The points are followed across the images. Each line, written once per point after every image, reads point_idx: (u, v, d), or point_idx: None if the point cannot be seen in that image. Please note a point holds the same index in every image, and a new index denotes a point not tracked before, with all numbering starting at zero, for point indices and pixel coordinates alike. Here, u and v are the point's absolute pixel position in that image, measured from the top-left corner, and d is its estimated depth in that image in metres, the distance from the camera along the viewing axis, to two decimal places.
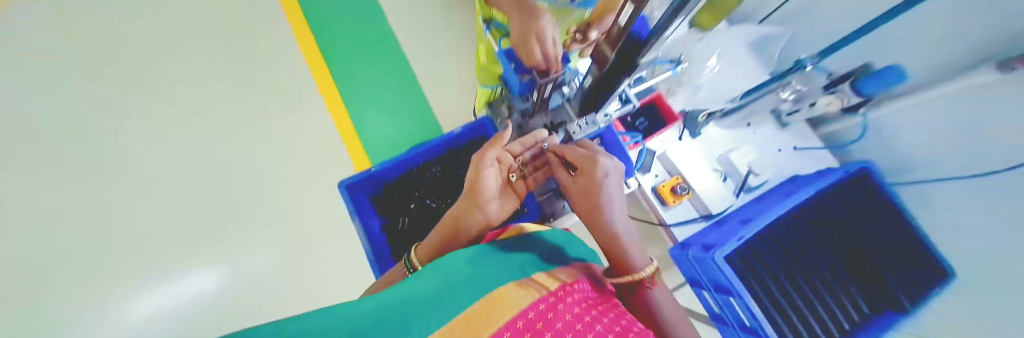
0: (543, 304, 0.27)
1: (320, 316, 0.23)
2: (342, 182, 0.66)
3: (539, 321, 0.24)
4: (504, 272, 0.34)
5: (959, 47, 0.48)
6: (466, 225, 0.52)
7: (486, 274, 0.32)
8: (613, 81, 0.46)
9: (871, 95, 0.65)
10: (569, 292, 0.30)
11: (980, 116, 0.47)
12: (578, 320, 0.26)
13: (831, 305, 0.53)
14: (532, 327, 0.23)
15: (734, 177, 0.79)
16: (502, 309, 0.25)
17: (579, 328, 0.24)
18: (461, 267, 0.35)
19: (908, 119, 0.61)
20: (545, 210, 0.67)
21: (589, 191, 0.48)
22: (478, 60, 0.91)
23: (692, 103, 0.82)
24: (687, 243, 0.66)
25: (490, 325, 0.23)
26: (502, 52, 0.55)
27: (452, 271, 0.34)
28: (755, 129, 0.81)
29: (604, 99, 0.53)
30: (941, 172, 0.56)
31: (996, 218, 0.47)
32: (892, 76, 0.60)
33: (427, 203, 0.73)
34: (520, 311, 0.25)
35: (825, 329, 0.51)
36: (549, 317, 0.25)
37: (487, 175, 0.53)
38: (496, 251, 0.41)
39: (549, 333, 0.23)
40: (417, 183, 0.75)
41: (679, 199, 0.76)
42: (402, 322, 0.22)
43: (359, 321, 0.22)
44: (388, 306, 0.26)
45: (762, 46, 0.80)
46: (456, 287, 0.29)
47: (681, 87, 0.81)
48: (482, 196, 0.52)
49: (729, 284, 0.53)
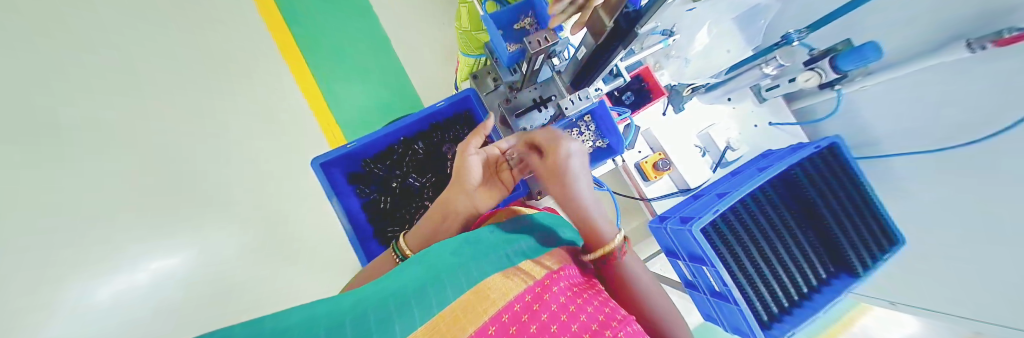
0: (529, 295, 0.27)
1: (295, 317, 0.21)
2: (315, 158, 0.59)
3: (524, 314, 0.24)
4: (490, 261, 0.33)
5: (950, 17, 0.51)
6: (449, 216, 0.51)
7: (470, 263, 0.32)
8: (606, 52, 0.44)
9: (846, 69, 0.61)
10: (555, 280, 0.30)
11: (974, 84, 0.50)
12: (566, 309, 0.26)
13: (794, 272, 0.59)
14: (518, 320, 0.24)
15: (712, 153, 0.82)
16: (488, 301, 0.25)
17: (564, 318, 0.25)
18: (445, 256, 0.34)
19: (899, 91, 0.64)
20: (531, 188, 0.66)
21: (556, 173, 0.48)
22: (460, 25, 0.84)
23: (678, 75, 0.82)
24: (665, 216, 0.70)
25: (473, 320, 0.23)
26: (488, 15, 0.49)
27: (436, 261, 0.33)
28: (734, 104, 0.83)
29: (595, 74, 0.51)
30: (932, 142, 0.59)
31: (984, 185, 0.51)
32: (868, 52, 0.55)
33: (410, 181, 0.71)
34: (506, 303, 0.25)
35: (786, 293, 0.58)
36: (533, 309, 0.25)
37: (471, 163, 0.51)
38: (481, 238, 0.41)
39: (534, 325, 0.24)
40: (397, 160, 0.71)
41: (659, 175, 0.78)
42: (385, 320, 0.22)
43: (341, 322, 0.21)
44: (375, 299, 0.26)
45: (753, 17, 0.77)
46: (440, 277, 0.29)
47: (668, 61, 0.81)
48: (465, 186, 0.51)
49: (704, 256, 0.57)
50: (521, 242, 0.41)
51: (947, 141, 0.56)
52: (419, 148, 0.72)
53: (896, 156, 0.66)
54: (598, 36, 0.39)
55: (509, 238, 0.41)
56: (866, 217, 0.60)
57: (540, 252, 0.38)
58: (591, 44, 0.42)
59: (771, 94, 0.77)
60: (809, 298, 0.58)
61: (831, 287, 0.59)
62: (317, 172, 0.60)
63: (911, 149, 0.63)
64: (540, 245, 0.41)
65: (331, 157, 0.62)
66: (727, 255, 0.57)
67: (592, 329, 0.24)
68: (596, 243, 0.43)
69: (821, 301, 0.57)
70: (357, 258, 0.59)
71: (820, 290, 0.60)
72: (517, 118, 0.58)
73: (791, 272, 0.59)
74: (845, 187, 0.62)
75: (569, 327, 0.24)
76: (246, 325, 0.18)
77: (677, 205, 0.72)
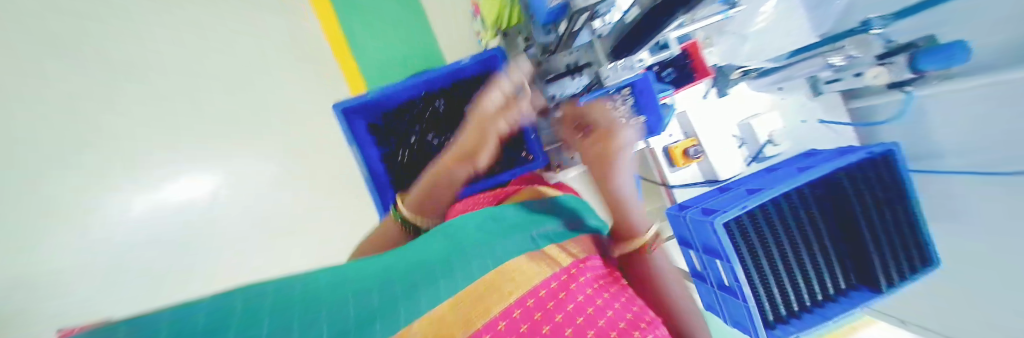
0: (554, 283, 0.26)
1: (324, 283, 0.21)
2: (339, 104, 0.59)
3: (551, 304, 0.24)
4: (515, 240, 0.33)
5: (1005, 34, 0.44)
6: (450, 180, 0.53)
7: (494, 241, 0.32)
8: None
9: (926, 70, 0.50)
10: (580, 272, 0.30)
11: None
12: (592, 304, 0.26)
13: (812, 282, 0.57)
14: (542, 307, 0.23)
15: (750, 145, 0.76)
16: (513, 283, 0.25)
17: (590, 313, 0.24)
18: (467, 231, 0.34)
19: (960, 106, 0.56)
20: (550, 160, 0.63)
21: (607, 161, 0.45)
22: None
23: (730, 57, 0.74)
24: (686, 204, 0.68)
25: (499, 299, 0.23)
26: None
27: (460, 235, 0.33)
28: (784, 96, 0.76)
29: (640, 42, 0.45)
30: (990, 168, 0.52)
31: None
32: (954, 54, 0.46)
33: (429, 138, 0.70)
34: (531, 289, 0.25)
35: (798, 299, 0.57)
36: (560, 298, 0.25)
37: (488, 137, 0.49)
38: (505, 215, 0.40)
39: (559, 315, 0.23)
40: (418, 116, 0.70)
41: (689, 162, 0.74)
42: (411, 290, 0.22)
43: (373, 290, 0.21)
44: (398, 268, 0.26)
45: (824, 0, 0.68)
46: (465, 253, 0.29)
47: (721, 37, 0.73)
48: (473, 157, 0.51)
49: (719, 250, 0.55)
50: (545, 226, 0.40)
51: (1004, 167, 0.50)
52: (439, 107, 0.70)
53: (949, 173, 0.60)
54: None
55: (534, 220, 0.41)
56: (899, 232, 0.56)
57: (564, 237, 0.38)
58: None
59: (830, 87, 0.69)
60: (821, 306, 0.57)
61: (849, 298, 0.57)
62: (342, 119, 0.59)
63: (967, 168, 0.56)
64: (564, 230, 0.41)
65: (358, 105, 0.62)
66: (744, 254, 0.55)
67: (619, 327, 0.24)
68: (628, 232, 0.46)
69: (833, 310, 0.56)
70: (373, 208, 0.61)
71: (835, 300, 0.58)
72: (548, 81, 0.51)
73: (809, 282, 0.57)
74: (885, 200, 0.57)
75: (593, 323, 0.23)
76: (279, 296, 0.18)
77: (700, 196, 0.69)
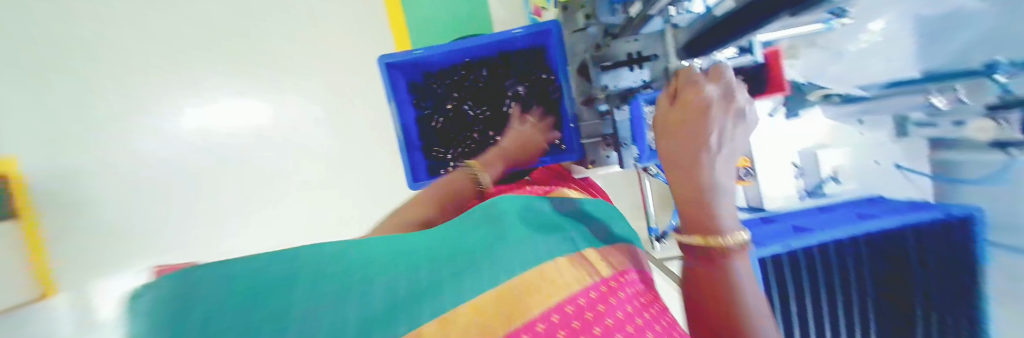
0: (594, 292, 0.23)
1: (342, 260, 0.20)
2: (382, 57, 0.56)
3: (588, 316, 0.21)
4: (556, 237, 0.29)
5: None
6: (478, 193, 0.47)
7: (534, 233, 0.28)
8: (758, 20, 0.26)
9: None
10: (623, 285, 0.25)
11: None
12: (637, 324, 0.21)
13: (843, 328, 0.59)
14: (581, 316, 0.20)
15: (810, 178, 0.68)
16: (545, 287, 0.22)
17: (631, 332, 0.20)
18: (511, 207, 0.32)
19: None
20: (585, 155, 0.55)
21: (687, 119, 0.23)
22: None
23: (814, 73, 0.64)
24: None
25: (537, 300, 0.20)
26: None
27: (498, 218, 0.29)
28: (863, 129, 0.66)
29: (723, 45, 0.32)
30: None
31: None
32: None
33: (464, 108, 0.65)
34: (569, 296, 0.21)
35: None
36: (599, 310, 0.21)
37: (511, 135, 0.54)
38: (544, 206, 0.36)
39: (597, 329, 0.20)
40: (456, 83, 0.64)
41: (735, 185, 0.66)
42: (433, 287, 0.20)
43: (391, 283, 0.19)
44: (425, 253, 0.24)
45: (933, 36, 0.53)
46: (501, 242, 0.25)
47: (810, 50, 0.62)
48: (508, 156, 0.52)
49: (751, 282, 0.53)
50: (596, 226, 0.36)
51: None
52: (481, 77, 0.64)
53: None
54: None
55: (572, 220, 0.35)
56: None
57: (606, 242, 0.33)
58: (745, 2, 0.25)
59: (920, 132, 0.60)
60: None
61: None
62: (383, 74, 0.58)
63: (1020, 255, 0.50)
64: (615, 232, 0.37)
65: (398, 62, 0.58)
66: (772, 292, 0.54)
67: None
68: (703, 232, 0.21)
69: None
70: (402, 170, 0.61)
71: None
72: (600, 71, 0.42)
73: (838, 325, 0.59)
74: None
75: None
76: (287, 276, 0.17)
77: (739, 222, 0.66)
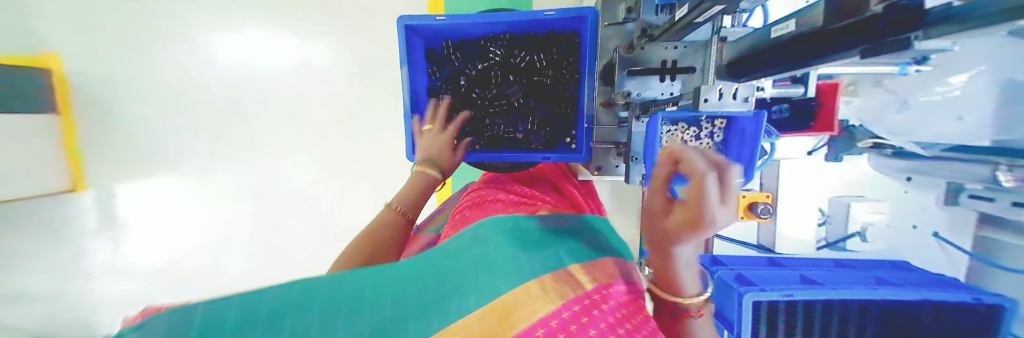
0: (578, 304, 0.22)
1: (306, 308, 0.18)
2: (401, 18, 0.53)
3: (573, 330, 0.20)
4: (542, 256, 0.28)
5: None
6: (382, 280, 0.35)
7: (517, 256, 0.27)
8: (813, 56, 0.21)
9: None
10: (607, 296, 0.24)
11: None
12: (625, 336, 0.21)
13: None
14: (565, 330, 0.20)
15: (833, 227, 0.64)
16: (526, 300, 0.21)
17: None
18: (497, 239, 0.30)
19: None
20: (592, 159, 0.51)
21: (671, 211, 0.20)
22: None
23: (871, 117, 0.56)
24: (722, 262, 0.62)
25: (521, 316, 0.20)
26: None
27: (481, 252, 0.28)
28: (905, 187, 0.61)
29: (765, 73, 0.27)
30: None
31: None
32: None
33: None
34: (552, 311, 0.20)
35: None
36: (583, 322, 0.21)
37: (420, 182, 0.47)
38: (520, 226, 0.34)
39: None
40: (472, 58, 0.59)
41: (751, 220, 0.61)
42: (411, 317, 0.19)
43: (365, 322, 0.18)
44: (407, 285, 0.22)
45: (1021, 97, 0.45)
46: (484, 271, 0.24)
47: (870, 89, 0.55)
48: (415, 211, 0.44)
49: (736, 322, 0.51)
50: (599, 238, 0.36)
51: None
52: (496, 55, 0.58)
53: None
54: (846, 19, 0.17)
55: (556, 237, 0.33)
56: None
57: (592, 254, 0.31)
58: (815, 29, 0.20)
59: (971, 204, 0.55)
60: None
61: None
62: (401, 37, 0.54)
63: None
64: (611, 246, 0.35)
65: (417, 26, 0.55)
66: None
67: None
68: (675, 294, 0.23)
69: None
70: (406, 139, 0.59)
71: None
72: (627, 76, 0.37)
73: None
74: None
75: None
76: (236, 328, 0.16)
77: (743, 260, 0.62)
